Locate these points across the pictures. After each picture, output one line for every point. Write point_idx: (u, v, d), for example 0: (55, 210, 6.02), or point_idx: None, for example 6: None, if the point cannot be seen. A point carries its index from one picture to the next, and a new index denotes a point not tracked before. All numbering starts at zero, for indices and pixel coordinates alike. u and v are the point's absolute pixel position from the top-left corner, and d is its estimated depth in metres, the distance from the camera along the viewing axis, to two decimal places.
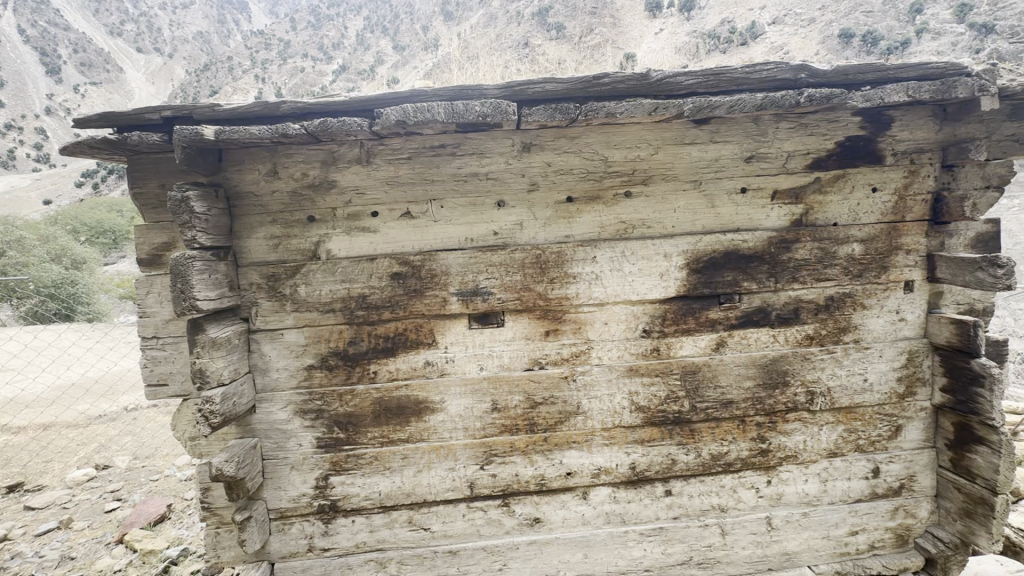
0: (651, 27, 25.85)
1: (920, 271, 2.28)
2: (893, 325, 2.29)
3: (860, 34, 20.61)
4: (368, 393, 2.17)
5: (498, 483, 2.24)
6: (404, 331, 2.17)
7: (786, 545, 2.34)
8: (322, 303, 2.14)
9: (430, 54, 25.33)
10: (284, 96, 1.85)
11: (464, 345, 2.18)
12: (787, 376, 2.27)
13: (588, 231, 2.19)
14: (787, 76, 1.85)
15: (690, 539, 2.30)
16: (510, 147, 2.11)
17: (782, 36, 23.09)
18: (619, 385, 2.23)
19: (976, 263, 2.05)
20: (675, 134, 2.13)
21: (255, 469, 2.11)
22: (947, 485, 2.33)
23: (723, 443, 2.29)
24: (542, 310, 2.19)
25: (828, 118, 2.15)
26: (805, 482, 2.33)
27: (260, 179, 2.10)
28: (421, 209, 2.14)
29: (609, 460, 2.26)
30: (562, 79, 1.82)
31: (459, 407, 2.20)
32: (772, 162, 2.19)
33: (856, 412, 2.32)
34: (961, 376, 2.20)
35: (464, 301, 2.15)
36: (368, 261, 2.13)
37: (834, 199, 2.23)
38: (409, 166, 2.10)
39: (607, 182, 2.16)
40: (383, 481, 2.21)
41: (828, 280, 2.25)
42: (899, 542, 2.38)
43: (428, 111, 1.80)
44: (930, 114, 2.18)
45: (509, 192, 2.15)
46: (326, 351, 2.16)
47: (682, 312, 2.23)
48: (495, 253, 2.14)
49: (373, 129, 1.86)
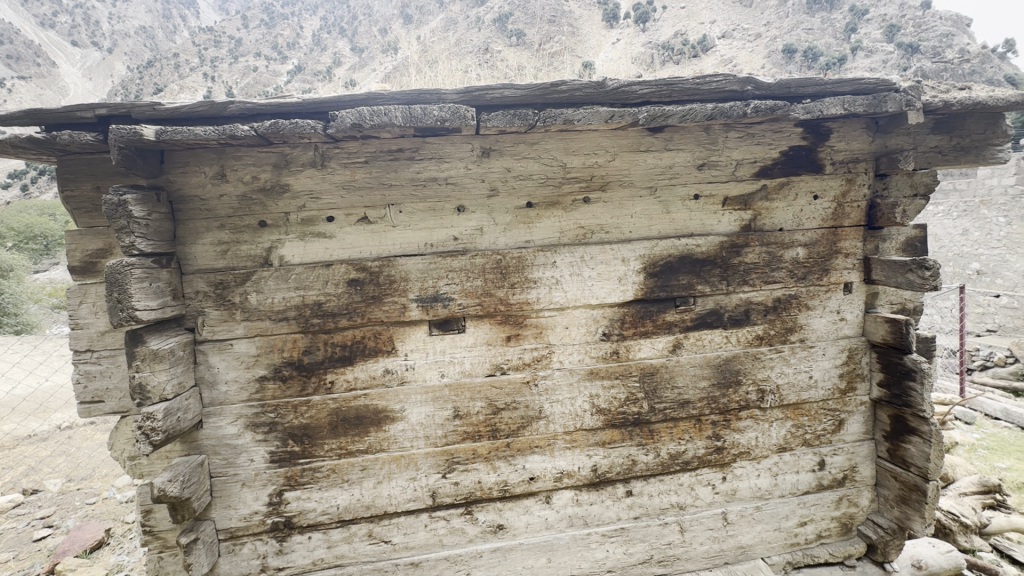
0: (608, 38, 26.50)
1: (858, 273, 2.43)
2: (834, 325, 2.43)
3: (801, 50, 21.86)
4: (324, 403, 2.10)
5: (461, 492, 2.21)
6: (361, 339, 2.11)
7: (740, 539, 2.42)
8: (275, 311, 2.06)
9: (389, 57, 25.03)
10: (232, 97, 1.77)
11: (425, 352, 2.15)
12: (740, 375, 2.36)
13: (547, 236, 2.21)
14: (735, 88, 1.94)
15: (650, 538, 2.35)
16: (469, 152, 2.10)
17: (731, 50, 24.17)
18: (580, 388, 2.25)
19: (907, 266, 2.20)
20: (631, 142, 2.18)
21: (202, 487, 2.00)
22: (886, 474, 2.48)
23: (681, 442, 2.35)
24: (503, 316, 2.19)
25: (773, 129, 2.26)
26: (758, 477, 2.43)
27: (206, 182, 2.01)
28: (379, 214, 2.10)
29: (571, 464, 2.28)
30: (519, 85, 1.83)
31: (420, 416, 2.16)
32: (722, 170, 2.27)
33: (802, 408, 2.43)
34: (896, 372, 2.35)
35: (424, 307, 2.12)
36: (323, 267, 2.07)
37: (779, 206, 2.34)
38: (366, 170, 2.06)
39: (566, 188, 2.19)
40: (341, 494, 2.14)
41: (775, 283, 2.36)
42: (843, 530, 2.52)
43: (385, 114, 1.77)
44: (864, 127, 2.33)
45: (469, 197, 2.14)
46: (279, 361, 2.08)
47: (641, 316, 2.28)
48: (454, 259, 2.13)
49: (327, 132, 1.81)
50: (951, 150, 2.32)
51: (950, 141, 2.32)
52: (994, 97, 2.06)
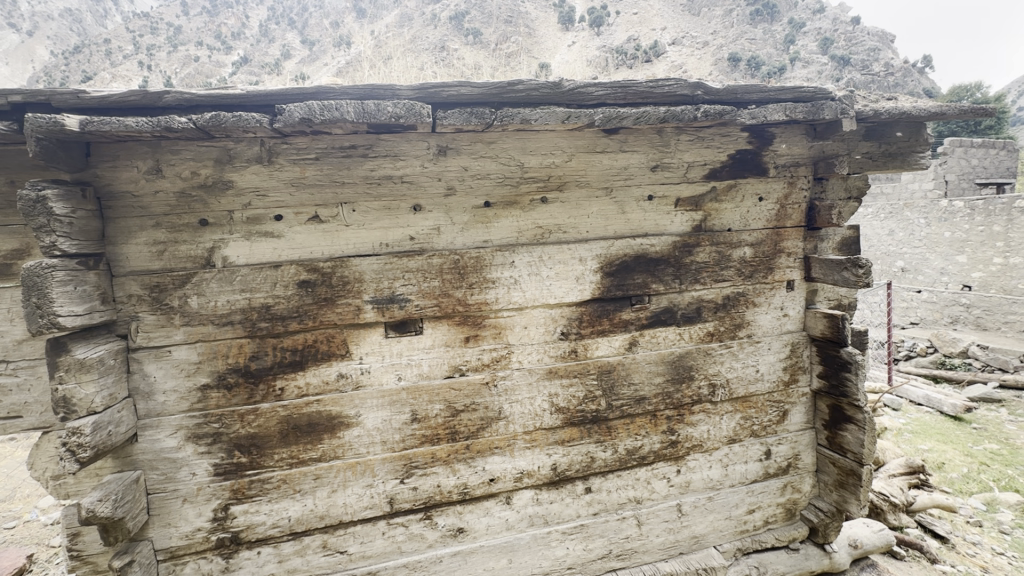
0: (564, 40, 26.81)
1: (799, 271, 2.56)
2: (778, 321, 2.55)
3: (745, 59, 22.95)
4: (274, 411, 2.00)
5: (419, 497, 2.17)
6: (313, 343, 2.03)
7: (694, 529, 2.50)
8: (218, 315, 1.94)
9: (343, 52, 24.34)
10: (168, 86, 1.66)
11: (380, 355, 2.09)
12: (692, 371, 2.44)
13: (505, 235, 2.20)
14: (685, 92, 2.00)
15: (609, 533, 2.39)
16: (425, 150, 2.05)
17: (681, 56, 25.04)
18: (539, 388, 2.26)
19: (843, 264, 2.34)
20: (587, 143, 2.20)
21: (137, 505, 1.86)
22: (825, 461, 2.64)
23: (638, 437, 2.40)
24: (461, 316, 2.16)
25: (721, 133, 2.34)
26: (710, 468, 2.52)
27: (139, 178, 1.87)
28: (331, 213, 2.02)
29: (531, 463, 2.28)
30: (476, 83, 1.81)
31: (376, 421, 2.10)
32: (674, 172, 2.34)
33: (750, 401, 2.54)
34: (833, 364, 2.50)
35: (380, 309, 2.06)
36: (271, 268, 1.97)
37: (727, 207, 2.44)
38: (317, 168, 1.98)
39: (524, 188, 2.19)
40: (292, 505, 2.05)
41: (724, 281, 2.45)
42: (787, 515, 2.66)
43: (336, 109, 1.71)
44: (803, 133, 2.46)
45: (425, 196, 2.09)
46: (223, 368, 1.96)
47: (598, 314, 2.31)
48: (411, 259, 2.08)
49: (273, 126, 1.73)
50: (880, 156, 2.49)
51: (879, 147, 2.49)
52: (918, 107, 2.22)
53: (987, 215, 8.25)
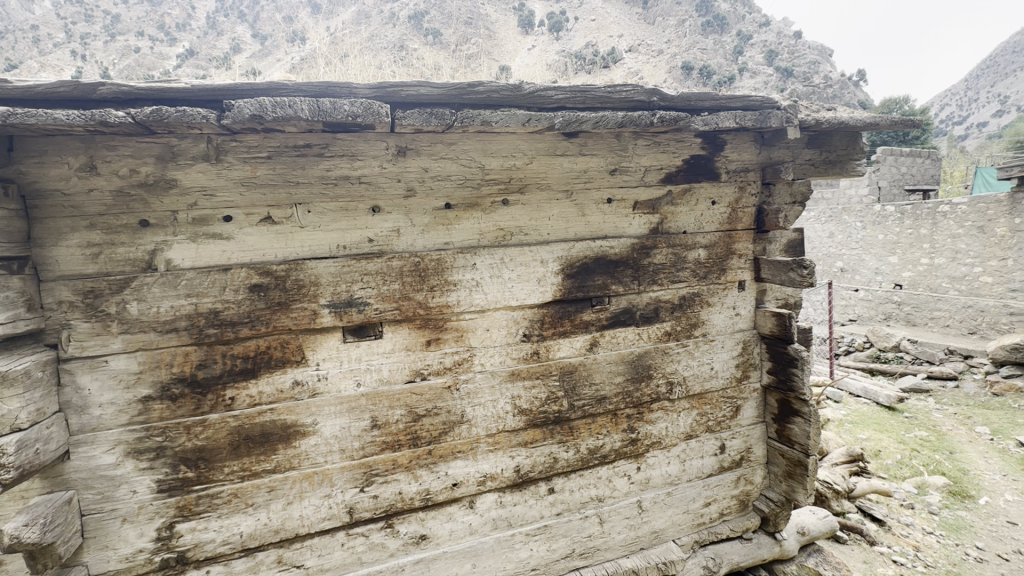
0: (524, 43, 27.02)
1: (749, 272, 2.68)
2: (730, 320, 2.65)
3: (698, 68, 23.88)
4: (223, 422, 1.90)
5: (380, 505, 2.11)
6: (266, 349, 1.94)
7: (653, 524, 2.56)
8: (161, 322, 1.83)
9: (297, 47, 23.58)
10: (103, 78, 1.55)
11: (338, 361, 2.03)
12: (651, 369, 2.50)
13: (466, 238, 2.18)
14: (642, 98, 2.04)
15: (572, 532, 2.41)
16: (384, 150, 2.00)
17: (638, 63, 25.72)
18: (502, 390, 2.25)
19: (788, 265, 2.49)
20: (548, 145, 2.21)
21: (70, 528, 1.72)
22: (775, 453, 2.76)
23: (599, 437, 2.43)
24: (422, 319, 2.13)
25: (676, 138, 2.41)
26: (668, 464, 2.58)
27: (70, 175, 1.73)
28: (285, 214, 1.95)
29: (494, 466, 2.27)
30: (436, 83, 1.78)
31: (334, 428, 2.03)
32: (632, 175, 2.39)
33: (706, 397, 2.63)
34: (781, 360, 2.63)
35: (337, 313, 2.00)
36: (219, 271, 1.88)
37: (683, 210, 2.51)
38: (269, 166, 1.90)
39: (484, 190, 2.18)
40: (244, 520, 1.95)
41: (681, 282, 2.53)
42: (741, 507, 2.77)
43: (289, 106, 1.65)
44: (752, 140, 2.57)
45: (384, 197, 2.05)
46: (167, 378, 1.85)
47: (560, 316, 2.33)
48: (370, 261, 2.03)
49: (221, 123, 1.65)
50: (822, 163, 2.63)
51: (821, 155, 2.63)
52: (854, 118, 2.36)
53: (915, 219, 8.89)
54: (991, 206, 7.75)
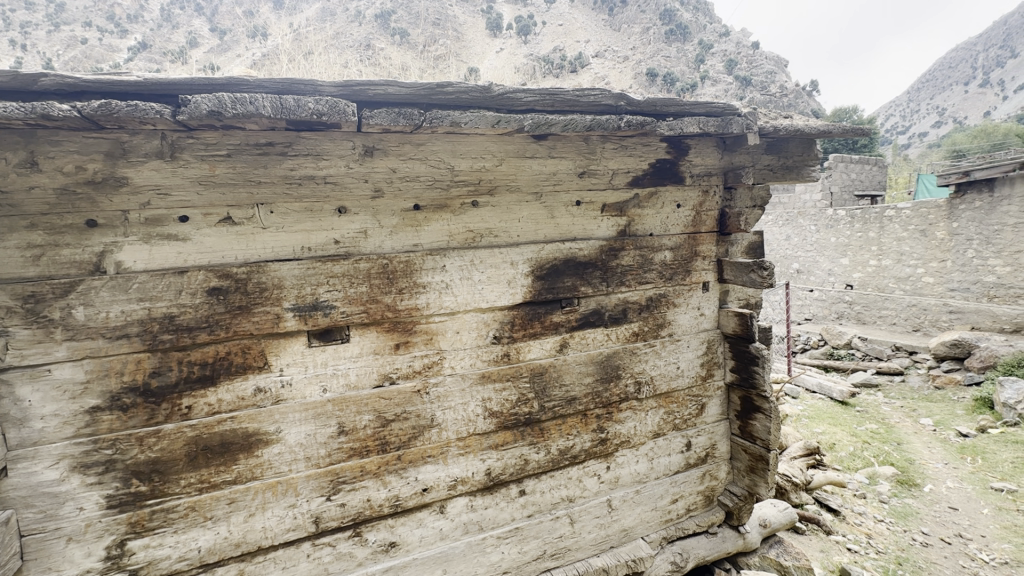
0: (493, 45, 27.04)
1: (713, 273, 2.76)
2: (695, 320, 2.72)
3: (662, 75, 24.54)
4: (179, 432, 1.82)
5: (347, 513, 2.06)
6: (226, 355, 1.87)
7: (623, 522, 2.60)
8: (111, 327, 1.73)
9: (259, 43, 22.82)
10: (45, 68, 1.46)
11: (303, 366, 1.97)
12: (620, 369, 2.54)
13: (435, 240, 2.16)
14: (610, 102, 2.07)
15: (543, 533, 2.42)
16: (350, 150, 1.96)
17: (605, 68, 26.16)
18: (472, 393, 2.24)
19: (749, 267, 2.59)
20: (517, 147, 2.21)
21: (8, 551, 1.60)
22: (738, 448, 2.85)
23: (569, 437, 2.45)
24: (390, 323, 2.09)
25: (643, 142, 2.46)
26: (637, 462, 2.63)
27: (7, 171, 1.61)
28: (246, 214, 1.88)
29: (464, 470, 2.25)
30: (404, 83, 1.75)
31: (299, 436, 1.97)
32: (600, 178, 2.43)
33: (672, 396, 2.69)
34: (743, 358, 2.72)
35: (302, 317, 1.94)
36: (174, 274, 1.79)
37: (649, 213, 2.57)
38: (228, 165, 1.83)
39: (454, 191, 2.16)
40: (203, 535, 1.87)
41: (647, 284, 2.58)
42: (706, 502, 2.84)
43: (250, 103, 1.59)
44: (714, 145, 2.65)
45: (351, 198, 2.00)
46: (117, 387, 1.75)
47: (530, 318, 2.34)
48: (336, 263, 1.98)
49: (176, 119, 1.58)
50: (779, 168, 2.74)
51: (778, 160, 2.74)
52: (810, 125, 2.47)
53: (864, 222, 9.37)
54: (932, 210, 8.23)
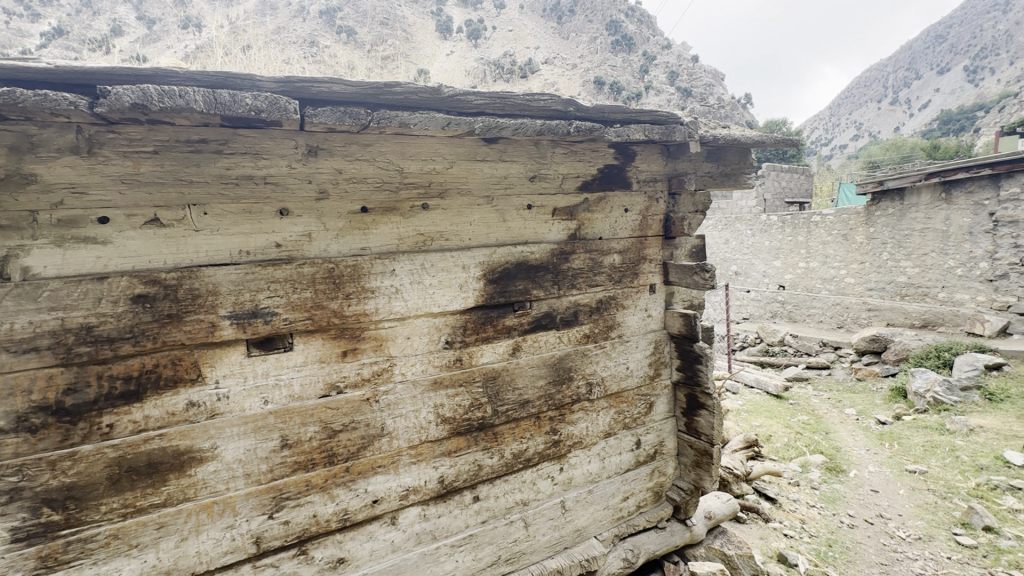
0: (443, 47, 26.87)
1: (659, 276, 2.86)
2: (643, 320, 2.81)
3: (609, 84, 25.29)
4: (99, 454, 1.66)
5: (292, 531, 1.96)
6: (154, 368, 1.72)
7: (576, 523, 2.63)
8: (17, 340, 1.56)
9: (192, 34, 21.50)
10: None
11: (241, 377, 1.86)
12: (571, 372, 2.57)
13: (384, 243, 2.10)
14: (559, 107, 2.09)
15: (497, 539, 2.40)
16: (293, 150, 1.87)
17: (554, 75, 26.62)
18: (424, 400, 2.19)
19: (693, 269, 2.71)
20: (468, 150, 2.18)
21: None
22: (685, 444, 2.96)
23: (523, 441, 2.45)
24: (337, 329, 2.01)
25: (592, 148, 2.50)
26: (590, 462, 2.66)
27: None
28: (175, 216, 1.75)
29: (416, 479, 2.20)
30: (350, 81, 1.70)
31: (237, 452, 1.85)
32: (551, 182, 2.45)
33: (622, 396, 2.75)
34: (688, 357, 2.83)
35: (240, 325, 1.83)
36: (93, 280, 1.64)
37: (598, 217, 2.62)
38: (155, 163, 1.69)
39: (403, 194, 2.11)
40: (127, 564, 1.72)
41: (597, 286, 2.63)
42: (655, 498, 2.93)
43: (179, 96, 1.48)
44: (659, 152, 2.74)
45: (293, 199, 1.91)
46: (25, 407, 1.58)
47: (482, 322, 2.32)
48: (278, 268, 1.88)
49: (93, 111, 1.45)
50: (719, 175, 2.88)
51: (717, 168, 2.87)
52: (745, 135, 2.61)
53: (794, 227, 10.03)
54: (852, 217, 8.93)
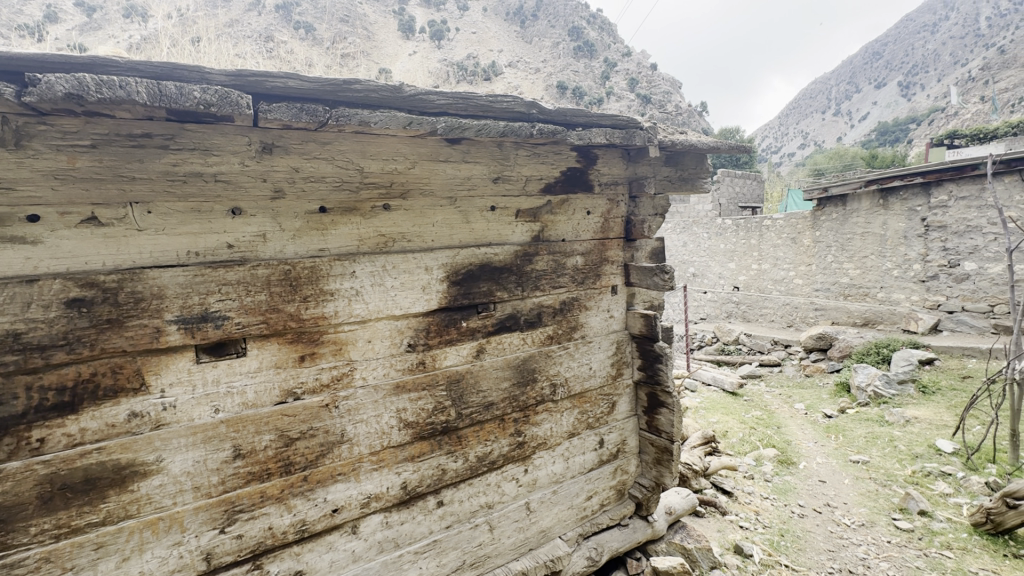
0: (405, 46, 26.56)
1: (621, 277, 2.91)
2: (605, 321, 2.85)
3: (571, 89, 25.66)
4: (28, 471, 1.54)
5: (245, 545, 1.87)
6: (91, 377, 1.61)
7: (541, 523, 2.64)
8: None
9: (137, 24, 20.37)
10: None
11: (190, 386, 1.76)
12: (535, 373, 2.57)
13: (344, 244, 2.04)
14: (522, 109, 2.09)
15: (462, 543, 2.37)
16: (246, 146, 1.80)
17: (518, 78, 26.77)
18: (386, 404, 2.14)
19: (653, 271, 2.77)
20: (431, 151, 2.16)
21: None
22: (646, 442, 3.02)
23: (487, 443, 2.43)
24: (294, 333, 1.94)
25: (554, 151, 2.52)
26: (554, 463, 2.68)
27: None
28: (116, 215, 1.65)
29: (378, 486, 2.14)
30: (307, 77, 1.64)
31: (185, 464, 1.76)
32: (514, 184, 2.46)
33: (586, 396, 2.79)
34: (649, 356, 2.89)
35: (188, 330, 1.73)
36: (21, 283, 1.52)
37: (561, 219, 2.65)
38: (92, 157, 1.59)
39: (364, 194, 2.06)
40: None
41: (561, 288, 2.65)
42: (618, 495, 2.98)
43: (119, 87, 1.39)
44: (620, 156, 2.80)
45: (247, 198, 1.84)
46: None
47: (445, 324, 2.30)
48: (229, 270, 1.80)
49: (21, 100, 1.34)
50: (676, 180, 2.97)
51: (675, 172, 2.97)
52: (701, 141, 2.71)
53: (747, 231, 10.47)
54: (800, 221, 9.40)
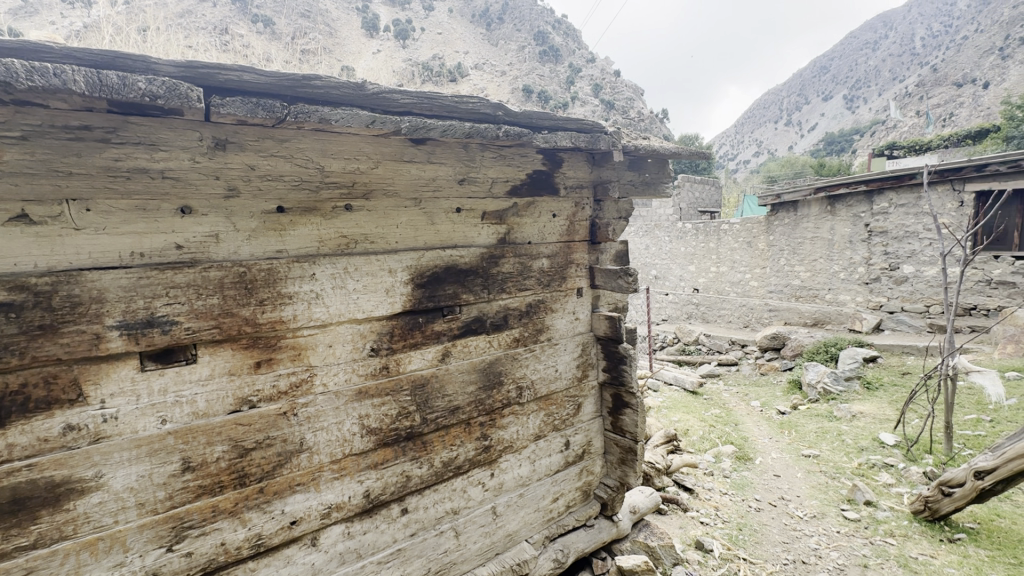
0: (369, 44, 26.06)
1: (586, 279, 2.94)
2: (571, 323, 2.87)
3: (537, 93, 25.86)
4: None
5: (196, 563, 1.77)
6: (20, 388, 1.49)
7: (507, 527, 2.62)
8: None
9: (79, 9, 19.14)
10: None
11: (134, 396, 1.65)
12: (501, 376, 2.56)
13: (303, 245, 1.97)
14: (489, 111, 2.07)
15: (427, 551, 2.33)
16: (197, 142, 1.71)
17: (484, 80, 26.76)
18: (348, 411, 2.08)
19: (618, 273, 2.82)
20: (395, 150, 2.11)
21: None
22: (611, 443, 3.06)
23: (453, 448, 2.40)
24: (250, 338, 1.86)
25: (520, 153, 2.52)
26: (520, 466, 2.67)
27: None
28: (51, 212, 1.53)
29: (339, 495, 2.07)
30: (263, 71, 1.57)
31: (128, 479, 1.64)
32: (480, 186, 2.44)
33: (551, 398, 2.79)
34: (614, 358, 2.93)
35: (131, 336, 1.63)
36: None
37: (527, 222, 2.65)
38: (24, 150, 1.47)
39: (325, 194, 1.99)
40: None
41: (527, 290, 2.65)
42: (583, 496, 3.01)
43: (54, 75, 1.29)
44: (585, 159, 2.83)
45: (198, 197, 1.74)
46: None
47: (409, 327, 2.25)
48: (179, 272, 1.70)
49: None
50: (639, 184, 3.03)
51: (639, 177, 3.03)
52: (664, 147, 2.77)
53: (706, 234, 10.82)
54: (754, 226, 9.79)
